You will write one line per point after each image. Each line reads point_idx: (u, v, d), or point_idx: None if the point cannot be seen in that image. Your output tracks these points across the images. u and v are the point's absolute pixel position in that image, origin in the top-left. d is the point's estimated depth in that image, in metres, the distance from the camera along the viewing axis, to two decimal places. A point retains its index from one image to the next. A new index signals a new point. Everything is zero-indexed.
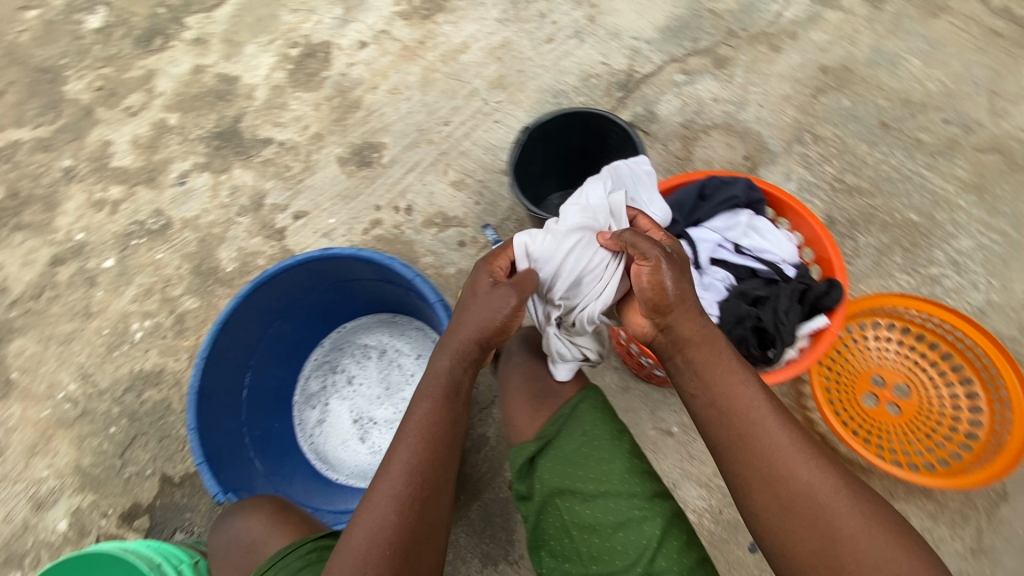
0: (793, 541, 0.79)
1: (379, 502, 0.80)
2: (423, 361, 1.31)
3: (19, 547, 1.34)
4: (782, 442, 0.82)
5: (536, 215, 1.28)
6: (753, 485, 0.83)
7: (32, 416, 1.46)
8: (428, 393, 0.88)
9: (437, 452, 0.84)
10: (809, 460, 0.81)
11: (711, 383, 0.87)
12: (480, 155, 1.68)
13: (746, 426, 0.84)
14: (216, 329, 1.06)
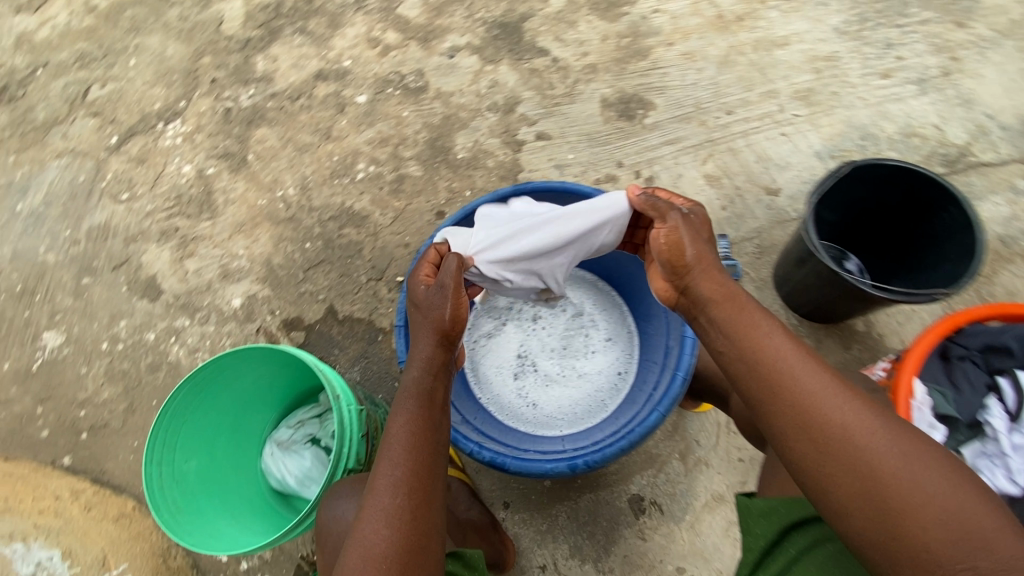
0: (880, 533, 0.63)
1: (368, 519, 0.69)
2: (610, 345, 1.23)
3: (196, 301, 1.46)
4: (833, 406, 0.69)
5: (816, 251, 1.11)
6: (815, 465, 0.68)
7: (250, 200, 1.57)
8: (406, 407, 0.76)
9: (420, 458, 0.73)
10: (865, 422, 0.67)
11: (748, 352, 0.76)
12: (749, 161, 1.46)
13: (774, 367, 0.73)
14: (463, 213, 1.07)
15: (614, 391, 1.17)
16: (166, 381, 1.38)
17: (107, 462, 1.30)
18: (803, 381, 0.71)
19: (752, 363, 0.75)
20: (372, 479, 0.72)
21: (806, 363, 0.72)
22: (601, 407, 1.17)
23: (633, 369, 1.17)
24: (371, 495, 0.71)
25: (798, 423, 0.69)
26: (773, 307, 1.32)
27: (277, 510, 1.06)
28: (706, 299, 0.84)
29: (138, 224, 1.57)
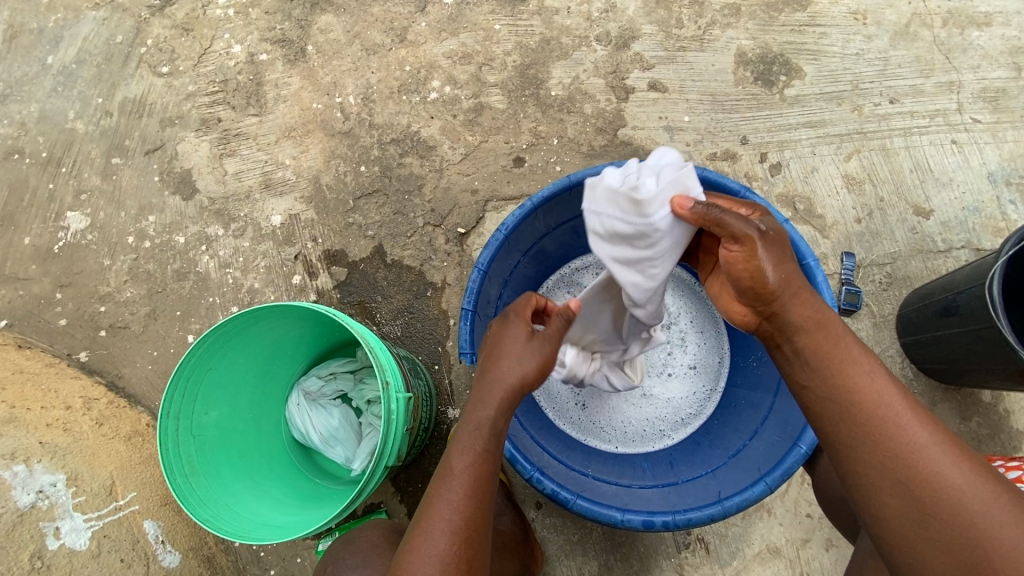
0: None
1: (421, 564, 0.61)
2: (692, 373, 1.01)
3: (233, 209, 1.30)
4: (945, 463, 0.56)
5: (994, 315, 0.88)
6: (910, 532, 0.56)
7: (305, 101, 1.36)
8: (472, 449, 0.67)
9: (478, 507, 0.65)
10: (984, 488, 0.55)
11: (842, 391, 0.62)
12: (903, 168, 1.20)
13: (876, 414, 0.60)
14: (566, 182, 0.87)
15: (679, 424, 0.98)
16: (192, 293, 1.26)
17: (125, 367, 1.22)
18: (913, 432, 0.58)
19: (851, 406, 0.61)
20: (423, 518, 0.64)
21: (916, 412, 0.60)
22: (657, 435, 0.99)
23: (710, 410, 0.98)
24: (421, 537, 0.63)
25: (899, 481, 0.57)
26: (888, 352, 1.12)
27: (300, 469, 0.98)
28: (791, 328, 0.66)
29: (177, 106, 1.38)
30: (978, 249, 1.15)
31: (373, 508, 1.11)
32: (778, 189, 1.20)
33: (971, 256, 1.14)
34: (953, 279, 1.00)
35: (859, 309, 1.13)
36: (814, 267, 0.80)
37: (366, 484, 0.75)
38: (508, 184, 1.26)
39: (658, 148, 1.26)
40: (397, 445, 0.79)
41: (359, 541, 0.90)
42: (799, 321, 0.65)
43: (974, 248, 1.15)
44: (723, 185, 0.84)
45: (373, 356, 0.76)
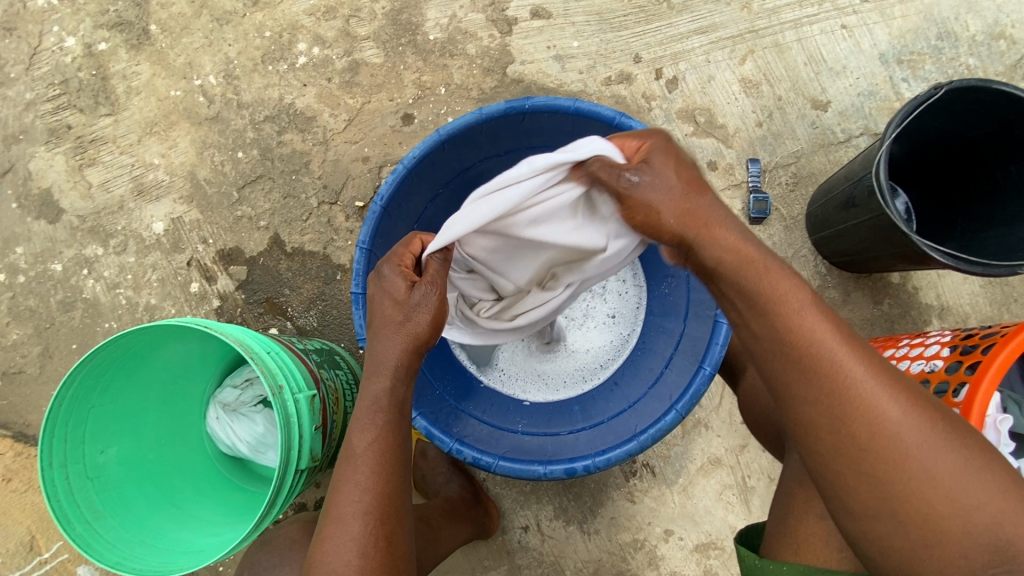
0: (907, 548, 0.56)
1: (336, 550, 0.62)
2: (611, 322, 1.03)
3: (108, 224, 1.19)
4: (884, 401, 0.56)
5: (883, 202, 0.87)
6: (845, 469, 0.57)
7: (160, 89, 1.21)
8: (371, 423, 0.65)
9: (391, 483, 0.65)
10: (921, 420, 0.56)
11: (785, 338, 0.58)
12: (797, 63, 1.16)
13: (826, 357, 0.57)
14: (436, 138, 0.80)
15: (598, 368, 1.01)
16: (84, 322, 1.16)
17: (31, 414, 1.13)
18: (850, 369, 0.57)
19: (786, 349, 0.58)
20: (332, 504, 0.64)
21: (850, 346, 0.58)
22: (579, 379, 1.01)
23: (626, 352, 1.00)
24: (335, 524, 0.63)
25: (837, 424, 0.57)
26: (801, 253, 1.13)
27: (232, 482, 0.93)
28: (709, 267, 0.62)
29: (18, 119, 1.22)
30: (876, 134, 1.14)
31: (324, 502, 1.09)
32: (677, 105, 1.16)
33: (870, 141, 1.14)
34: (850, 170, 1.00)
35: (768, 216, 1.12)
36: None
37: (276, 492, 0.72)
38: (400, 145, 1.18)
39: (550, 81, 1.18)
40: (307, 444, 0.76)
41: (278, 539, 0.87)
42: (714, 263, 0.60)
43: (872, 134, 1.14)
44: (598, 113, 0.79)
45: (256, 362, 0.72)
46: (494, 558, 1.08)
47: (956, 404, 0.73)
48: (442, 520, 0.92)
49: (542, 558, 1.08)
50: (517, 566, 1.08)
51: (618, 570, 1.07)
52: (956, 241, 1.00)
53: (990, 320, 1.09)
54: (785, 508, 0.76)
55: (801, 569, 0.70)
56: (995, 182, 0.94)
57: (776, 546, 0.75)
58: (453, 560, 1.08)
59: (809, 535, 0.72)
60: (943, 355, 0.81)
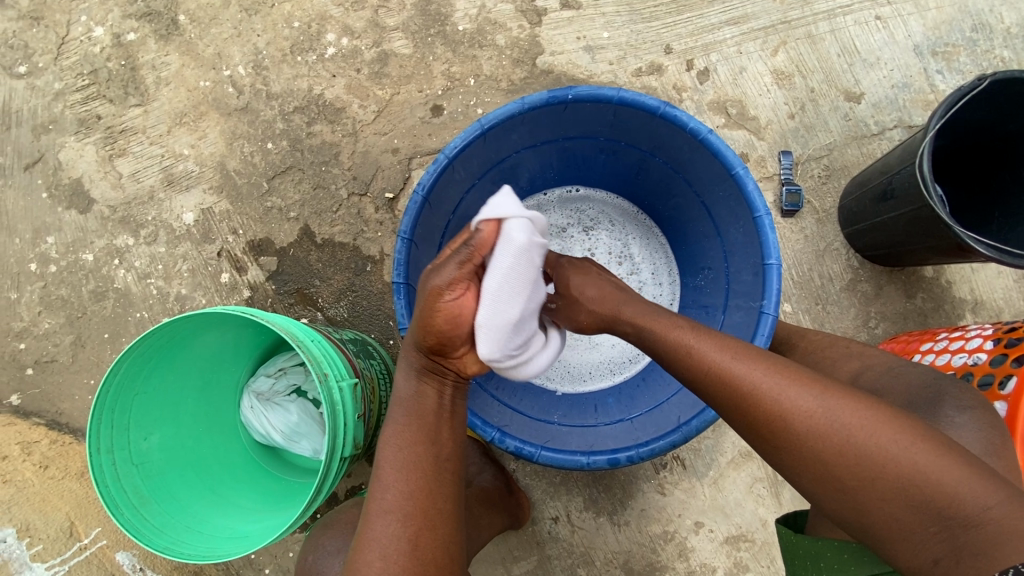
0: (852, 520, 0.57)
1: (364, 551, 0.62)
2: None
3: (139, 214, 1.19)
4: (778, 396, 0.59)
5: (925, 192, 0.87)
6: (774, 463, 0.60)
7: (189, 80, 1.22)
8: (395, 418, 0.69)
9: (417, 482, 0.65)
10: (804, 404, 0.58)
11: (678, 352, 0.65)
12: (830, 54, 1.15)
13: (716, 367, 0.62)
14: (478, 129, 0.80)
15: (626, 364, 1.00)
16: (116, 312, 1.17)
17: (64, 403, 1.14)
18: (740, 373, 0.61)
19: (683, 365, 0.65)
20: (365, 506, 0.65)
21: (726, 355, 0.63)
22: (607, 373, 1.01)
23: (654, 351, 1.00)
24: (365, 526, 0.64)
25: (745, 426, 0.61)
26: (833, 246, 1.12)
27: (268, 471, 0.94)
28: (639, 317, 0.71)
29: (47, 109, 1.22)
30: (909, 127, 1.13)
31: (356, 490, 1.09)
32: (708, 96, 1.15)
33: (904, 134, 1.13)
34: (887, 163, 0.99)
35: (801, 208, 1.12)
36: (743, 176, 0.76)
37: (322, 480, 0.72)
38: (429, 137, 1.18)
39: (580, 72, 1.18)
40: (351, 433, 0.76)
41: (337, 522, 0.88)
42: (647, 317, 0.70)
43: (906, 126, 1.13)
44: (641, 103, 0.78)
45: (302, 350, 0.72)
46: (524, 548, 1.08)
47: (1002, 397, 0.74)
48: (480, 508, 0.93)
49: (572, 549, 1.08)
50: (547, 557, 1.08)
51: (648, 561, 1.07)
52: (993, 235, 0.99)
53: None
54: None
55: (835, 544, 0.70)
56: None
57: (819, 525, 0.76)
58: (484, 551, 1.08)
59: None
60: (986, 349, 0.81)
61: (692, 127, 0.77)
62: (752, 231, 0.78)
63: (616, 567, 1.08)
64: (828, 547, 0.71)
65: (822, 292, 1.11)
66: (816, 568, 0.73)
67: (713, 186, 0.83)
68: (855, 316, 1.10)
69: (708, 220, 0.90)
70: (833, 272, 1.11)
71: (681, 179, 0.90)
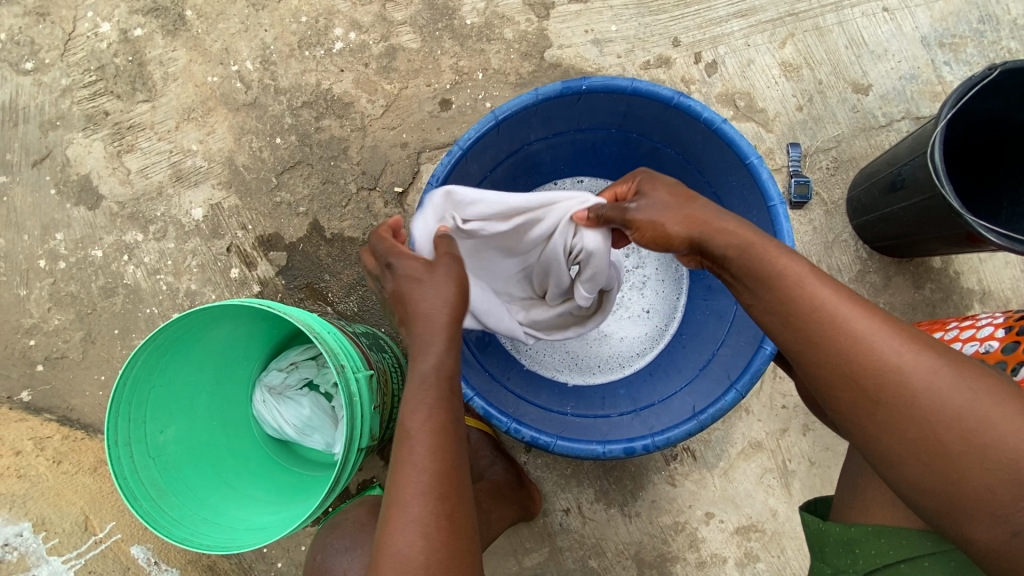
0: (937, 492, 0.55)
1: (400, 533, 0.59)
2: (648, 315, 1.02)
3: (148, 210, 1.19)
4: (891, 349, 0.56)
5: (937, 181, 0.87)
6: (862, 421, 0.58)
7: (197, 75, 1.21)
8: (423, 403, 0.64)
9: (450, 457, 0.63)
10: (927, 364, 0.55)
11: (779, 299, 0.61)
12: (838, 46, 1.16)
13: (827, 314, 0.58)
14: (491, 119, 0.80)
15: (633, 356, 1.00)
16: (126, 308, 1.17)
17: (75, 399, 1.15)
18: (854, 324, 0.58)
19: (790, 313, 0.60)
20: (393, 489, 0.62)
21: (848, 302, 0.59)
22: (615, 364, 1.00)
23: (662, 345, 0.99)
24: (395, 506, 0.61)
25: (846, 377, 0.57)
26: (842, 238, 1.12)
27: (280, 464, 0.95)
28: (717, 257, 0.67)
29: (55, 105, 1.22)
30: (917, 118, 1.14)
31: (367, 484, 1.10)
32: (716, 89, 1.15)
33: (911, 125, 1.13)
34: (896, 154, 1.00)
35: (810, 200, 1.12)
36: (758, 165, 0.77)
37: (341, 470, 0.72)
38: (438, 131, 1.18)
39: (588, 65, 1.18)
40: (367, 424, 0.76)
41: (346, 523, 0.85)
42: (724, 249, 0.65)
43: (914, 118, 1.14)
44: (655, 93, 0.78)
45: (320, 341, 0.72)
46: (536, 540, 1.09)
47: (1017, 385, 0.74)
48: (491, 502, 0.93)
49: (583, 540, 1.09)
50: (559, 548, 1.09)
51: (659, 552, 1.08)
52: (1003, 224, 0.99)
53: None
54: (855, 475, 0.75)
55: (871, 530, 0.69)
56: None
57: (845, 510, 0.75)
58: (496, 542, 1.09)
59: (875, 497, 0.71)
60: (998, 336, 0.81)
61: (707, 117, 0.77)
62: (766, 220, 0.78)
63: (627, 558, 1.08)
64: (862, 533, 0.70)
65: None
66: (851, 556, 0.71)
67: (727, 176, 0.83)
68: None
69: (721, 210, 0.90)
70: (841, 264, 1.12)
71: (694, 169, 0.91)
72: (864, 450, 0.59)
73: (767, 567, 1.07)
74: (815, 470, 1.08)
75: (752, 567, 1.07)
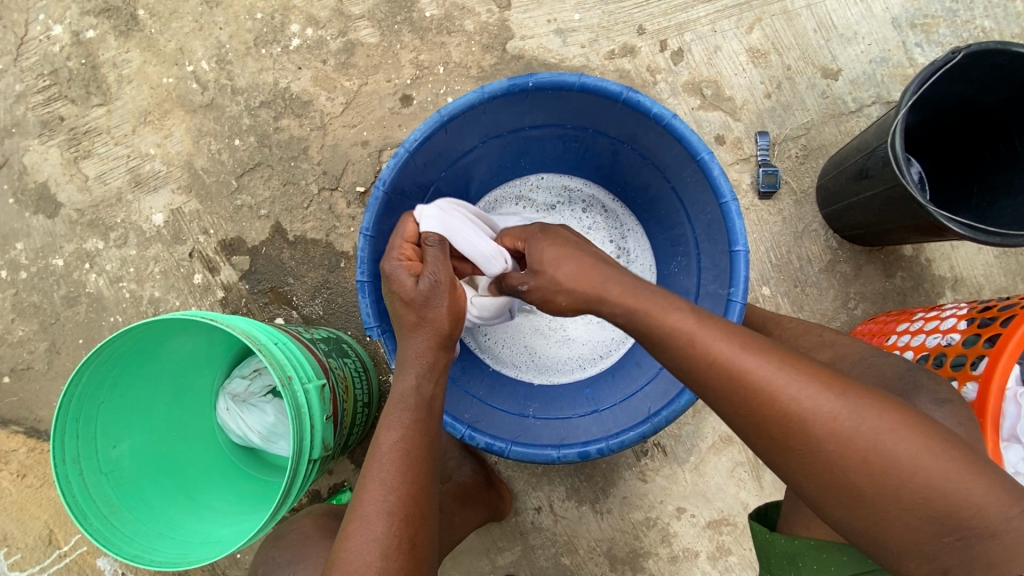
0: (862, 529, 0.54)
1: (359, 550, 0.59)
2: (616, 322, 1.02)
3: (107, 217, 1.17)
4: (789, 395, 0.53)
5: (898, 172, 0.85)
6: (783, 467, 0.55)
7: (152, 77, 1.18)
8: (398, 421, 0.65)
9: (418, 484, 0.63)
10: (830, 409, 0.53)
11: (677, 351, 0.58)
12: (807, 30, 1.12)
13: (722, 365, 0.55)
14: (437, 119, 0.78)
15: (594, 360, 1.00)
16: (89, 317, 1.15)
17: (42, 410, 1.14)
18: (750, 374, 0.55)
19: (686, 366, 0.57)
20: (357, 505, 0.62)
21: (743, 352, 0.55)
22: (575, 366, 1.01)
23: (623, 350, 1.00)
24: (357, 523, 0.61)
25: (756, 428, 0.55)
26: (812, 227, 1.10)
27: (246, 471, 0.94)
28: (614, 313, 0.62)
29: (9, 112, 1.19)
30: (888, 102, 1.11)
31: (338, 488, 1.09)
32: (683, 77, 1.13)
33: (882, 110, 1.11)
34: (864, 141, 0.97)
35: (779, 189, 1.10)
36: (709, 161, 0.75)
37: (291, 483, 0.72)
38: (399, 128, 1.15)
39: (552, 56, 1.15)
40: (320, 435, 0.76)
41: (290, 535, 0.86)
42: (618, 304, 0.61)
43: (885, 102, 1.11)
44: (603, 88, 0.76)
45: (264, 355, 0.71)
46: (507, 539, 1.09)
47: (973, 377, 0.72)
48: (455, 505, 0.92)
49: (555, 538, 1.09)
50: (531, 546, 1.09)
51: (631, 548, 1.08)
52: (970, 212, 0.98)
53: (1004, 291, 1.07)
54: None
55: (813, 543, 0.69)
56: (1012, 150, 0.92)
57: (790, 520, 0.74)
58: (468, 542, 1.09)
59: (819, 508, 0.71)
60: (960, 329, 0.80)
61: (656, 113, 0.75)
62: (719, 217, 0.78)
63: (599, 555, 1.08)
64: (805, 546, 0.70)
65: (801, 274, 1.10)
66: (795, 568, 0.71)
67: (682, 172, 0.82)
68: (834, 298, 1.09)
69: (679, 205, 0.89)
70: (812, 254, 1.10)
71: (650, 165, 0.89)
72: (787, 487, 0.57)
73: (739, 560, 1.07)
74: None
75: (723, 561, 1.07)
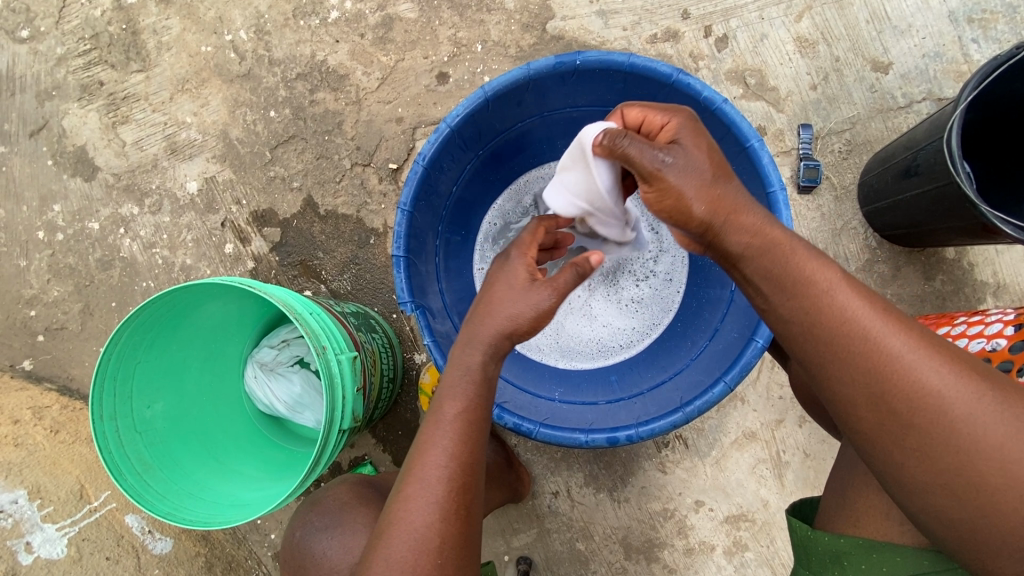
0: (965, 522, 0.52)
1: (418, 512, 0.59)
2: (638, 307, 1.02)
3: (143, 182, 1.18)
4: (929, 372, 0.52)
5: (952, 168, 0.82)
6: (892, 446, 0.53)
7: (191, 45, 1.19)
8: (463, 392, 0.64)
9: (476, 452, 0.63)
10: (970, 391, 0.51)
11: (811, 308, 0.55)
12: (859, 21, 1.09)
13: (864, 337, 0.53)
14: (482, 95, 0.77)
15: (616, 348, 1.00)
16: (122, 281, 1.17)
17: (74, 369, 1.17)
18: (890, 345, 0.53)
19: (819, 329, 0.55)
20: (416, 466, 0.61)
21: (886, 320, 0.54)
22: (594, 352, 1.01)
23: (644, 342, 0.99)
24: (417, 485, 0.60)
25: (878, 402, 0.53)
26: (851, 225, 1.08)
27: (272, 440, 0.95)
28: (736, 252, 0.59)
29: (49, 74, 1.20)
30: (939, 99, 1.07)
31: (359, 462, 1.11)
32: (726, 65, 1.10)
33: (933, 107, 1.07)
34: (913, 137, 0.94)
35: (819, 184, 1.07)
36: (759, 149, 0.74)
37: (321, 450, 0.73)
38: (435, 106, 1.14)
39: (592, 38, 1.12)
40: (349, 406, 0.77)
41: (325, 501, 0.87)
42: (744, 246, 0.58)
43: (936, 99, 1.07)
44: (654, 70, 0.75)
45: (300, 323, 0.72)
46: (524, 521, 1.09)
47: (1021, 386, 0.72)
48: None
49: (571, 523, 1.09)
50: (547, 530, 1.09)
51: (647, 537, 1.08)
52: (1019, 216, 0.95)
53: None
54: (843, 482, 0.74)
55: (862, 543, 0.68)
56: None
57: (832, 516, 0.73)
58: (485, 522, 1.10)
59: (867, 507, 0.69)
60: (1007, 334, 0.77)
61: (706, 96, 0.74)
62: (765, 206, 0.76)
63: (614, 542, 1.08)
64: (852, 545, 0.69)
65: None
66: (840, 566, 0.70)
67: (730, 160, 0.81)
68: None
69: None
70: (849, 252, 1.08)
71: None
72: (887, 471, 0.55)
73: (755, 556, 1.07)
74: (809, 462, 1.06)
75: (740, 556, 1.07)
